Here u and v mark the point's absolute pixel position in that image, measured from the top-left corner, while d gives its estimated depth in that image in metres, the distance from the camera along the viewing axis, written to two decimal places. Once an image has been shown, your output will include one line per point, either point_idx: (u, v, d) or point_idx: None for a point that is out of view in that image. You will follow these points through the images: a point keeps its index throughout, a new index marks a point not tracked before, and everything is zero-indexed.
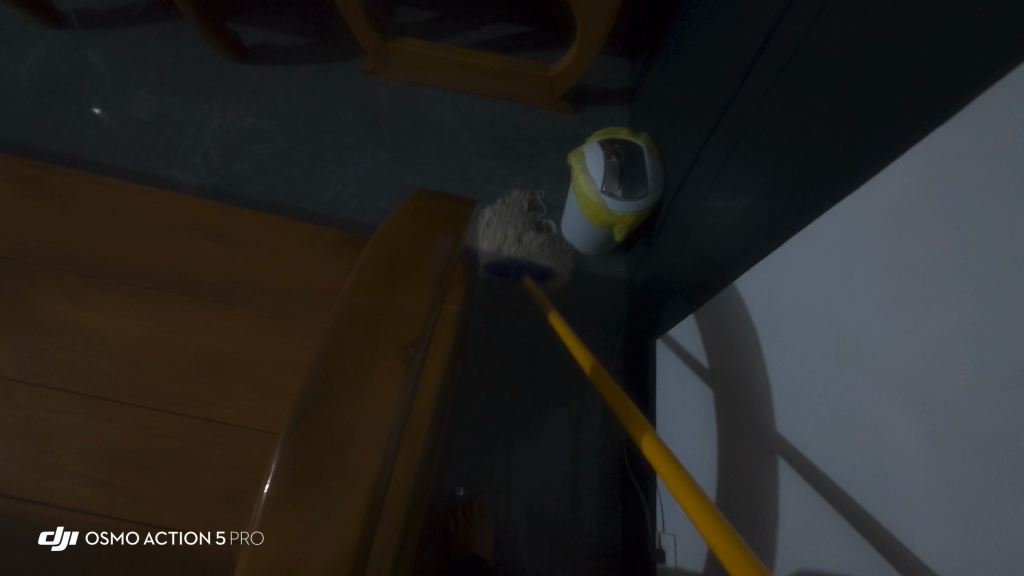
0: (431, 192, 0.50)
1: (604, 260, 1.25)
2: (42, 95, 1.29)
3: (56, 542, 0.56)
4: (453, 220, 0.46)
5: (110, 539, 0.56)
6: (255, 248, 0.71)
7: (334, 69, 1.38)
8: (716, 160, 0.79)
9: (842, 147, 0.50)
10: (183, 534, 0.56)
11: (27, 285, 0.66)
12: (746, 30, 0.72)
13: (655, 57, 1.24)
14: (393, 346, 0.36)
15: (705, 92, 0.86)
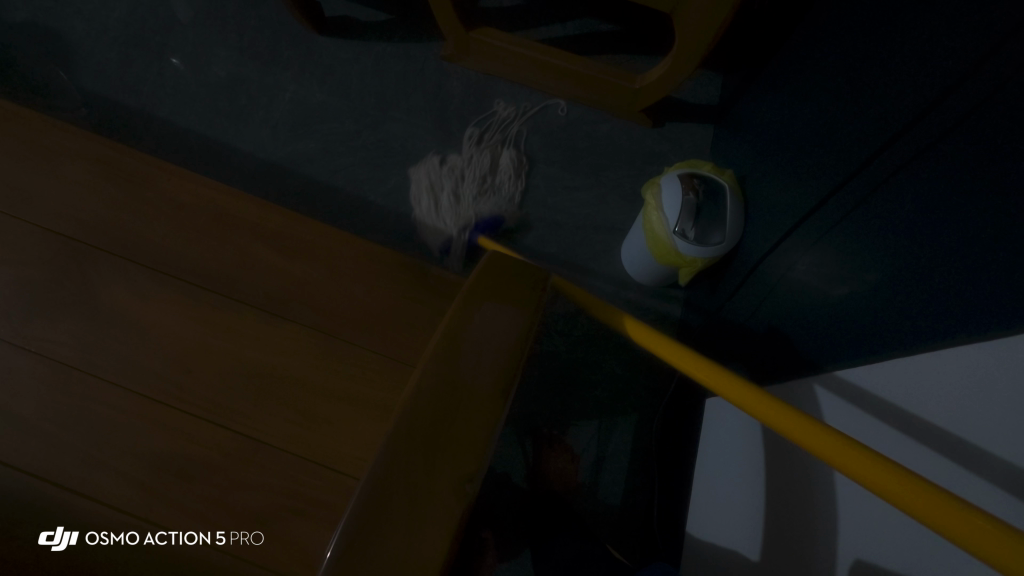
0: (507, 256, 0.49)
1: (660, 294, 1.19)
2: (127, 49, 1.30)
3: (54, 542, 0.57)
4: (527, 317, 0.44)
5: (110, 539, 0.57)
6: (314, 261, 0.70)
7: (409, 51, 1.33)
8: (815, 232, 0.71)
9: (999, 293, 0.41)
10: (183, 534, 0.58)
11: (91, 273, 0.67)
12: (876, 90, 0.62)
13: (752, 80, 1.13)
14: (450, 479, 0.34)
15: (813, 143, 0.77)
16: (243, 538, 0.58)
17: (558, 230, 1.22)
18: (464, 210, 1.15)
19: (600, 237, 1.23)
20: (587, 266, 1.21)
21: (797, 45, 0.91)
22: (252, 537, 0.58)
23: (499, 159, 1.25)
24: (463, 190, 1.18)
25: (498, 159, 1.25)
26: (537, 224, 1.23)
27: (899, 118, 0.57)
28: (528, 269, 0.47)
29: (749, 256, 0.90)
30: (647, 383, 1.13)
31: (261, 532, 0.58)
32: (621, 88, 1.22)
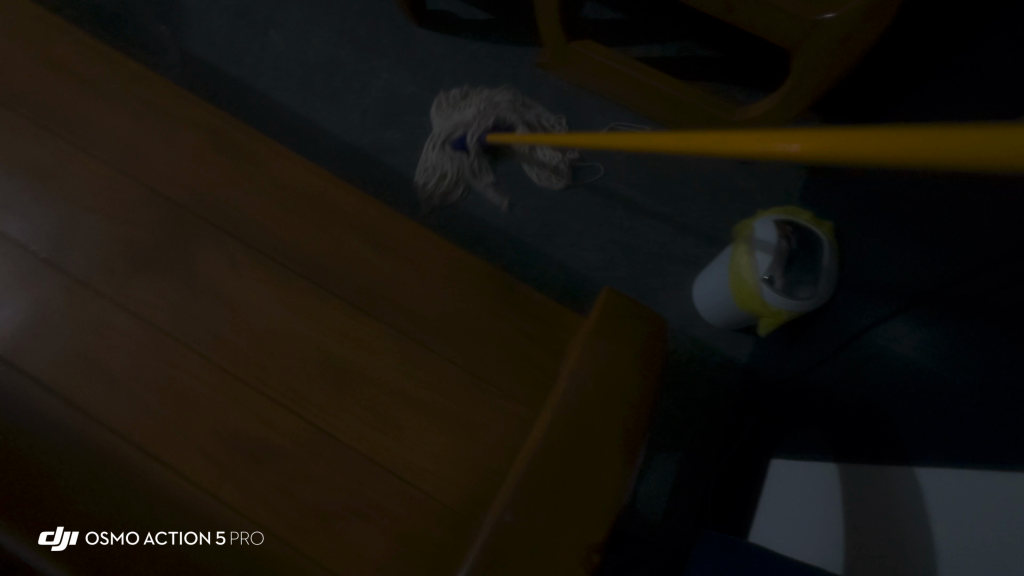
0: (619, 295, 0.58)
1: (728, 336, 1.14)
2: (236, 20, 1.33)
3: (55, 542, 0.54)
4: (615, 358, 0.54)
5: (110, 539, 0.56)
6: (403, 259, 0.69)
7: (505, 54, 1.32)
8: (904, 315, 0.67)
9: None
10: (183, 534, 0.57)
11: (191, 242, 0.68)
12: (979, 177, 0.59)
13: (852, 129, 1.07)
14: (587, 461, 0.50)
15: (918, 209, 0.71)
16: (243, 538, 0.58)
17: (630, 255, 1.19)
18: (464, 122, 1.20)
19: (673, 269, 1.19)
20: (654, 297, 1.17)
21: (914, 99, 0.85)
22: (252, 537, 0.58)
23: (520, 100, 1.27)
24: (467, 108, 1.23)
25: (526, 102, 1.27)
26: (610, 245, 1.20)
27: (1012, 212, 0.54)
28: (638, 311, 0.57)
29: (834, 316, 0.85)
30: (701, 427, 1.10)
31: (261, 532, 0.58)
32: (718, 119, 1.17)
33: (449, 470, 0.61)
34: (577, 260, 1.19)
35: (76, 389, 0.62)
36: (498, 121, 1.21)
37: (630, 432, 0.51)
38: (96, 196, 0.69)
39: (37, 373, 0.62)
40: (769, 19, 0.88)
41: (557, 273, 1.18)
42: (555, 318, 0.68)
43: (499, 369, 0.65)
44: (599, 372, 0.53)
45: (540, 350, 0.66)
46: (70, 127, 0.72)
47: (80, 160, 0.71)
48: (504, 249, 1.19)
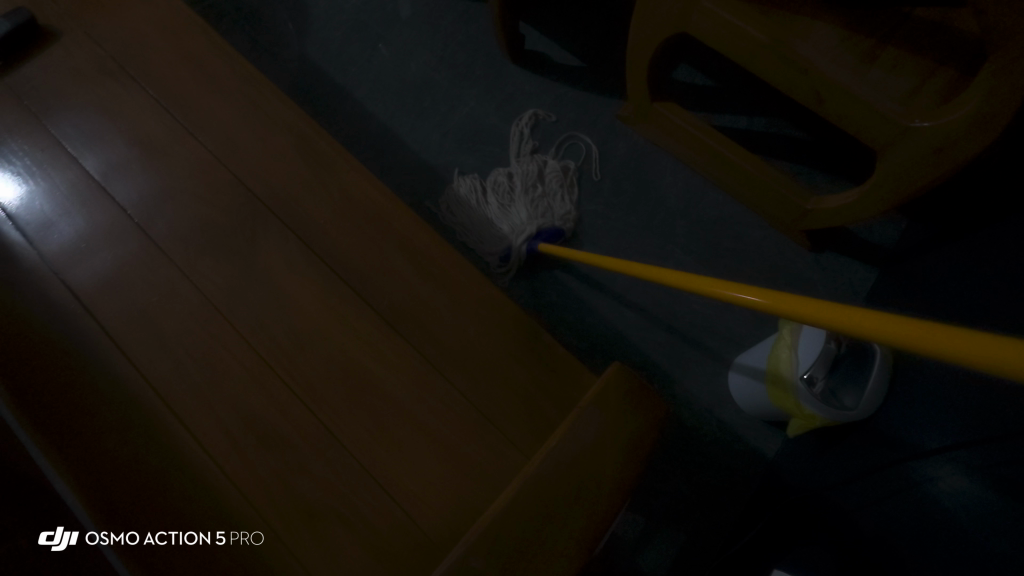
0: (626, 371, 0.57)
1: (757, 427, 1.09)
2: (351, 31, 1.44)
3: (55, 542, 0.52)
4: (599, 434, 0.54)
5: (110, 539, 0.56)
6: (440, 286, 0.72)
7: (589, 102, 1.34)
8: (948, 454, 0.63)
9: None
10: (184, 534, 0.60)
11: (259, 233, 0.74)
12: None
13: (934, 240, 1.01)
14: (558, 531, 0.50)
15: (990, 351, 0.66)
16: (243, 538, 0.61)
17: (672, 322, 1.17)
18: (518, 230, 1.18)
19: (712, 344, 1.16)
20: (686, 368, 1.15)
21: (1005, 226, 0.79)
22: (252, 537, 0.61)
23: (540, 192, 1.25)
24: (513, 208, 1.21)
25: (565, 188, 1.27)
26: (653, 310, 1.18)
27: None
28: (643, 392, 0.56)
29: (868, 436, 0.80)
30: (706, 510, 1.06)
31: (261, 532, 0.61)
32: (790, 203, 1.13)
33: (443, 505, 0.63)
34: (617, 317, 1.18)
35: (133, 344, 0.69)
36: (544, 225, 1.20)
37: (598, 513, 0.51)
38: (191, 177, 0.78)
39: (106, 321, 0.70)
40: (861, 119, 0.85)
41: (594, 323, 1.18)
42: (572, 375, 0.68)
43: (507, 411, 0.67)
44: (590, 448, 0.53)
45: (549, 402, 0.67)
46: (184, 112, 0.81)
47: (185, 141, 0.80)
48: (548, 288, 1.21)
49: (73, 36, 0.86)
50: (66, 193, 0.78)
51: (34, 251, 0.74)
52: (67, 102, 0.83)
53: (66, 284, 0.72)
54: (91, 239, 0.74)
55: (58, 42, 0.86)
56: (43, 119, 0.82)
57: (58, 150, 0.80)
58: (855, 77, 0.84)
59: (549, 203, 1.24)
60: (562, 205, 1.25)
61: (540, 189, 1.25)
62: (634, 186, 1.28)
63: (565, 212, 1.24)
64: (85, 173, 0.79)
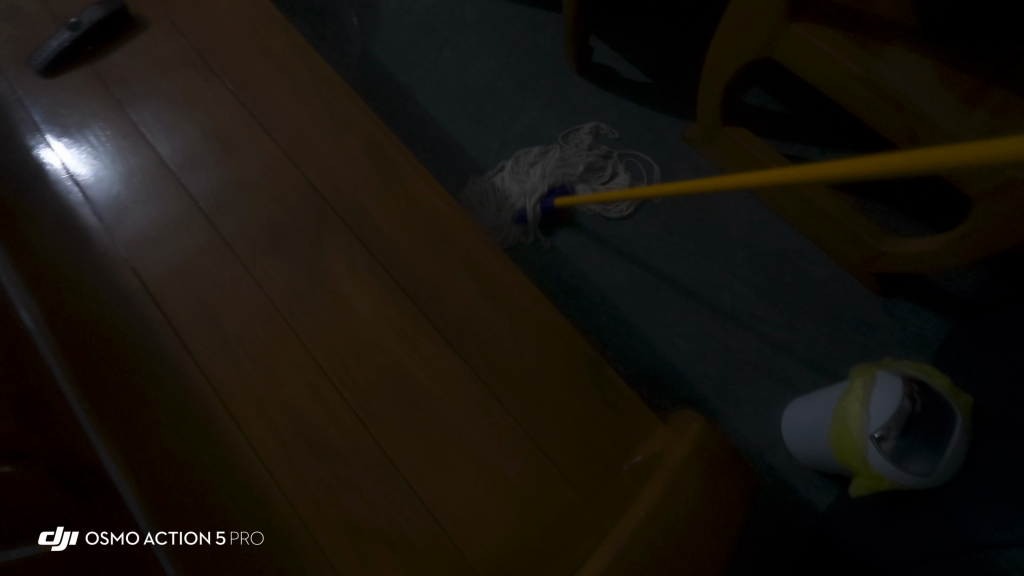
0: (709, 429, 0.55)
1: (808, 476, 1.04)
2: (418, 32, 1.44)
3: (54, 542, 0.51)
4: (671, 497, 0.49)
5: (110, 539, 0.56)
6: (502, 306, 0.70)
7: (654, 120, 1.29)
8: None
9: None
10: (184, 534, 0.59)
11: (324, 235, 0.74)
12: None
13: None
14: None
15: None
16: (244, 538, 0.60)
17: (724, 357, 1.12)
18: (528, 189, 1.21)
19: (766, 384, 1.10)
20: (736, 405, 1.10)
21: None
22: (252, 537, 0.60)
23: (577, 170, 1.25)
24: (535, 169, 1.24)
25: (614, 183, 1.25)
26: (706, 342, 1.13)
27: None
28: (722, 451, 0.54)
29: (941, 504, 0.74)
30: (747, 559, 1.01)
31: (261, 532, 0.61)
32: (863, 243, 1.07)
33: (490, 536, 0.60)
34: (666, 345, 1.14)
35: (194, 337, 0.69)
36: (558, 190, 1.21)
37: None
38: (261, 172, 0.78)
39: (168, 311, 0.70)
40: None
41: (642, 350, 1.14)
42: (632, 413, 0.65)
43: (561, 445, 0.64)
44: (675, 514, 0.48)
45: (607, 441, 0.64)
46: (260, 108, 0.82)
47: (258, 137, 0.80)
48: (597, 309, 1.17)
49: (159, 26, 0.87)
50: (140, 179, 0.79)
51: (106, 234, 0.75)
52: (149, 90, 0.84)
53: (136, 272, 0.73)
54: (162, 228, 0.75)
55: (145, 31, 0.87)
56: (125, 105, 0.84)
57: (137, 137, 0.81)
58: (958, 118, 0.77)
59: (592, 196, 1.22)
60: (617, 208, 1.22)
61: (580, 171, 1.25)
62: (695, 209, 1.23)
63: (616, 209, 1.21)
64: (161, 160, 0.80)
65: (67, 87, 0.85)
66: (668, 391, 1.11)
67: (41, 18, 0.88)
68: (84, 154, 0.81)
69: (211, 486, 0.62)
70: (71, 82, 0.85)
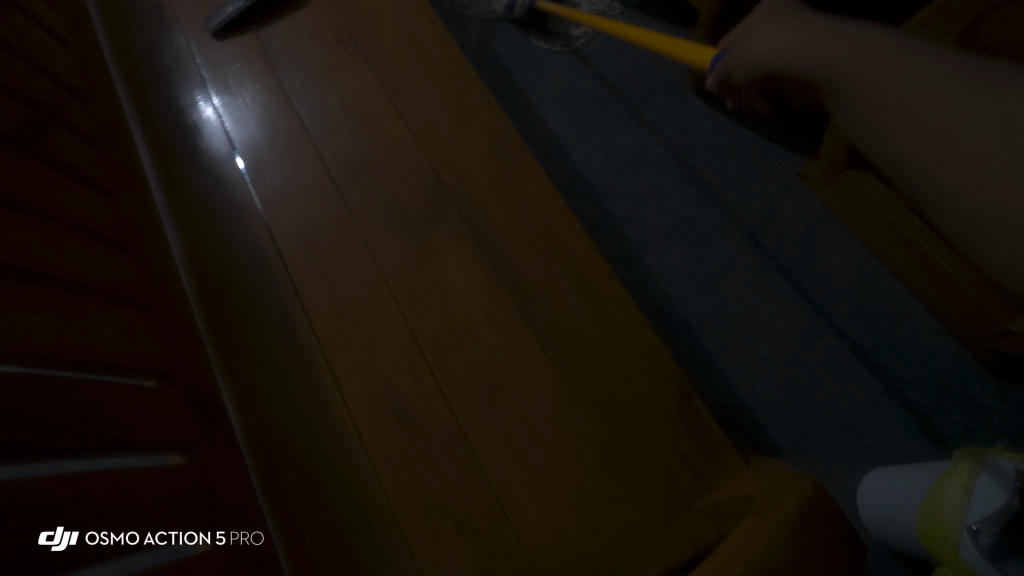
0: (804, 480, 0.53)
1: (881, 555, 0.96)
2: (540, 33, 1.46)
3: (55, 542, 0.42)
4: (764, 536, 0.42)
5: (110, 539, 0.47)
6: (599, 316, 0.70)
7: (770, 151, 1.24)
8: None
9: None
10: (184, 534, 0.54)
11: (438, 220, 0.77)
12: None
13: None
14: None
15: None
16: (244, 538, 0.61)
17: (806, 409, 1.07)
18: None
19: (848, 446, 1.04)
20: (809, 461, 1.04)
21: None
22: (251, 537, 0.61)
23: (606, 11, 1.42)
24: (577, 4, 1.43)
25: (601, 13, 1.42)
26: (788, 389, 1.08)
27: None
28: None
29: None
30: None
31: (259, 533, 0.63)
32: (989, 317, 0.98)
33: (556, 543, 0.61)
34: (746, 385, 1.10)
35: (308, 295, 0.74)
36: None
37: None
38: (391, 151, 0.82)
39: (290, 268, 0.76)
40: None
41: (719, 384, 1.10)
42: (717, 451, 0.63)
43: (639, 466, 0.64)
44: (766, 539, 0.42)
45: (687, 475, 0.63)
46: (397, 90, 0.86)
47: (391, 117, 0.85)
48: (678, 335, 1.15)
49: (319, 3, 0.94)
50: (282, 142, 0.85)
51: (247, 187, 0.82)
52: (301, 60, 0.91)
53: (267, 227, 0.79)
54: (295, 189, 0.81)
55: (306, 6, 0.94)
56: (279, 71, 0.91)
57: (285, 102, 0.88)
58: None
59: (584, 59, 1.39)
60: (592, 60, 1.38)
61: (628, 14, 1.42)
62: (799, 249, 1.17)
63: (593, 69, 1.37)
64: (302, 126, 0.86)
65: (233, 48, 0.93)
66: (739, 431, 1.07)
67: None
68: (237, 111, 0.89)
69: (306, 437, 0.67)
70: (237, 44, 0.93)
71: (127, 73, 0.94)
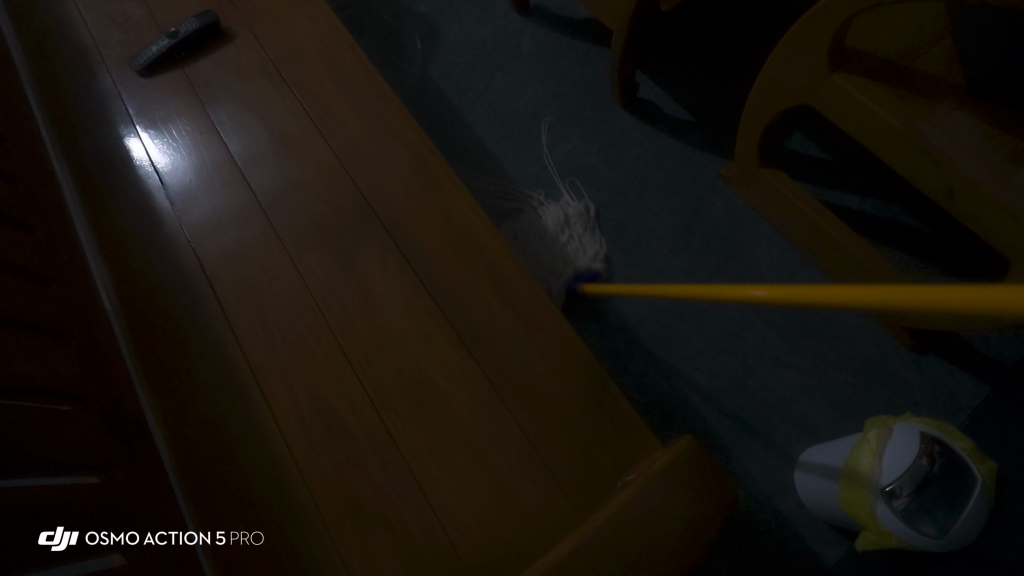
0: (700, 449, 0.57)
1: (817, 529, 1.01)
2: (474, 59, 1.52)
3: (55, 542, 0.52)
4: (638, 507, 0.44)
5: (109, 539, 0.59)
6: (519, 318, 0.73)
7: (693, 156, 1.32)
8: None
9: None
10: (184, 535, 0.65)
11: (362, 236, 0.80)
12: None
13: None
14: None
15: None
16: (243, 537, 0.64)
17: (741, 397, 1.11)
18: (555, 271, 1.23)
19: (783, 428, 1.09)
20: (747, 445, 1.08)
21: None
22: (252, 537, 0.64)
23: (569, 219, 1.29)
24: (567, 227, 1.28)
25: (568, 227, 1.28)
26: (723, 379, 1.13)
27: None
28: (708, 472, 0.56)
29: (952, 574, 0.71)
30: None
31: (260, 533, 0.65)
32: (896, 297, 1.04)
33: (481, 532, 0.63)
34: (684, 380, 1.14)
35: (235, 314, 0.76)
36: (578, 271, 1.22)
37: None
38: (316, 178, 0.85)
39: (216, 291, 0.78)
40: (998, 226, 0.78)
41: (658, 379, 1.15)
42: (634, 434, 0.67)
43: (560, 455, 0.66)
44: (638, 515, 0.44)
45: (607, 459, 0.66)
46: (321, 118, 0.90)
47: (316, 144, 0.88)
48: (617, 337, 1.19)
49: (243, 39, 0.98)
50: (209, 173, 0.88)
51: (175, 218, 0.84)
52: (228, 94, 0.94)
53: (195, 254, 0.81)
54: (222, 216, 0.84)
55: (231, 43, 0.98)
56: (206, 105, 0.94)
57: (212, 135, 0.91)
58: (998, 180, 0.75)
59: (578, 243, 1.26)
60: (588, 245, 1.26)
61: (586, 229, 1.28)
62: (725, 247, 1.24)
63: (593, 253, 1.25)
64: (229, 157, 0.89)
65: (160, 86, 0.96)
66: (680, 423, 1.11)
67: (146, 25, 1.01)
68: (164, 145, 0.91)
69: (236, 451, 0.69)
70: (163, 82, 0.96)
71: (53, 115, 0.96)
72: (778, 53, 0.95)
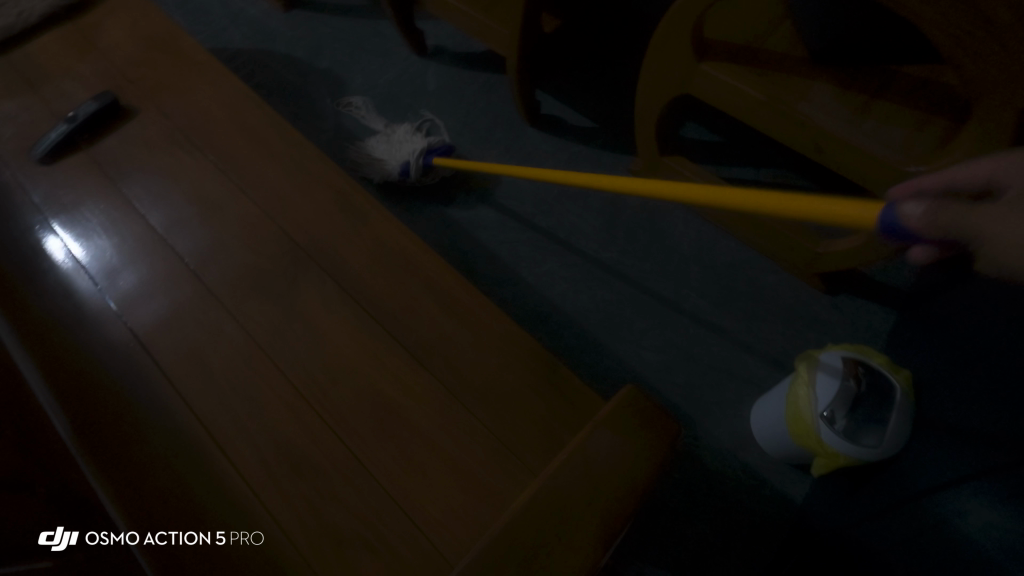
0: (642, 394, 0.62)
1: (782, 470, 1.08)
2: (383, 103, 1.58)
3: (54, 543, 0.62)
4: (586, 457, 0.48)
5: (108, 541, 0.65)
6: (465, 324, 0.77)
7: (603, 158, 1.42)
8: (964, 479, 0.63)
9: None
10: (184, 534, 0.65)
11: (299, 278, 0.82)
12: None
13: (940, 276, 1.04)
14: None
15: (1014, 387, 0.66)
16: (243, 537, 0.65)
17: (691, 365, 1.19)
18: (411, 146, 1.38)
19: (732, 386, 1.16)
20: (705, 409, 1.15)
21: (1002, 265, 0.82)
22: (252, 537, 0.65)
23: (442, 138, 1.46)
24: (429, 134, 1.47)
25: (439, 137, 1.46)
26: (671, 352, 1.20)
27: None
28: (657, 418, 0.61)
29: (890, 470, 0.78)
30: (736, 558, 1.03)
31: (260, 532, 0.65)
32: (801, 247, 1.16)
33: (466, 531, 0.64)
34: (635, 359, 1.20)
35: (182, 378, 0.75)
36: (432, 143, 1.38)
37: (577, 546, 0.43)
38: (242, 231, 0.86)
39: (159, 358, 0.77)
40: (860, 167, 0.89)
41: (612, 365, 1.20)
42: (591, 406, 0.70)
43: (527, 441, 0.69)
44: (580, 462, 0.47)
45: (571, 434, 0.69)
46: (239, 173, 0.92)
47: (238, 198, 0.89)
48: (566, 332, 1.24)
49: (147, 113, 0.99)
50: (131, 246, 0.87)
51: (101, 296, 0.83)
52: (139, 168, 0.94)
53: (129, 328, 0.79)
54: (152, 285, 0.83)
55: (135, 119, 0.99)
56: (118, 181, 0.94)
57: (129, 209, 0.91)
58: (850, 128, 0.88)
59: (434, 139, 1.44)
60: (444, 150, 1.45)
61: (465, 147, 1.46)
62: (648, 233, 1.33)
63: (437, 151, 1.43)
64: (151, 227, 0.88)
65: (65, 171, 0.95)
66: None
67: (42, 114, 1.00)
68: (79, 228, 0.89)
69: (208, 506, 0.67)
70: (68, 167, 0.95)
71: None
72: (651, 55, 1.07)
